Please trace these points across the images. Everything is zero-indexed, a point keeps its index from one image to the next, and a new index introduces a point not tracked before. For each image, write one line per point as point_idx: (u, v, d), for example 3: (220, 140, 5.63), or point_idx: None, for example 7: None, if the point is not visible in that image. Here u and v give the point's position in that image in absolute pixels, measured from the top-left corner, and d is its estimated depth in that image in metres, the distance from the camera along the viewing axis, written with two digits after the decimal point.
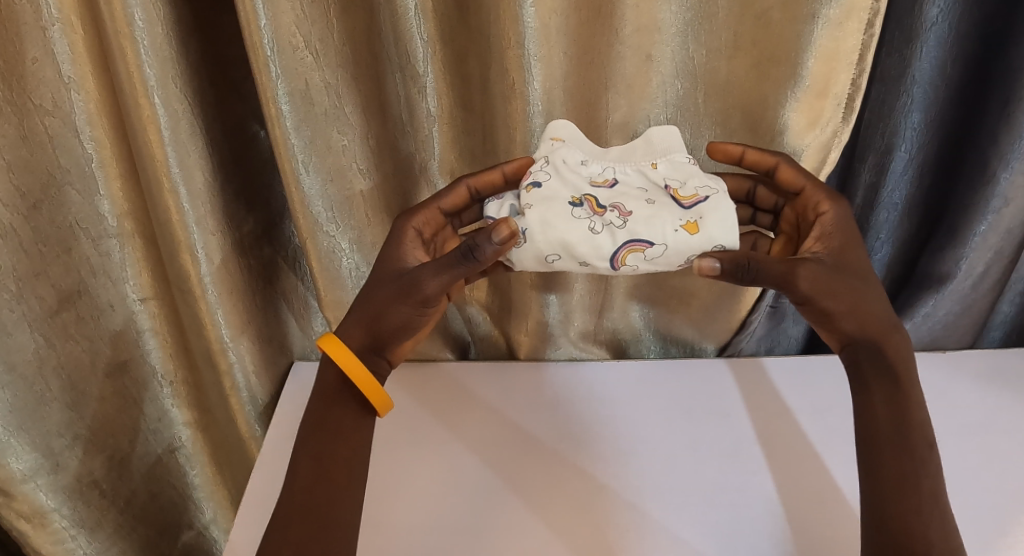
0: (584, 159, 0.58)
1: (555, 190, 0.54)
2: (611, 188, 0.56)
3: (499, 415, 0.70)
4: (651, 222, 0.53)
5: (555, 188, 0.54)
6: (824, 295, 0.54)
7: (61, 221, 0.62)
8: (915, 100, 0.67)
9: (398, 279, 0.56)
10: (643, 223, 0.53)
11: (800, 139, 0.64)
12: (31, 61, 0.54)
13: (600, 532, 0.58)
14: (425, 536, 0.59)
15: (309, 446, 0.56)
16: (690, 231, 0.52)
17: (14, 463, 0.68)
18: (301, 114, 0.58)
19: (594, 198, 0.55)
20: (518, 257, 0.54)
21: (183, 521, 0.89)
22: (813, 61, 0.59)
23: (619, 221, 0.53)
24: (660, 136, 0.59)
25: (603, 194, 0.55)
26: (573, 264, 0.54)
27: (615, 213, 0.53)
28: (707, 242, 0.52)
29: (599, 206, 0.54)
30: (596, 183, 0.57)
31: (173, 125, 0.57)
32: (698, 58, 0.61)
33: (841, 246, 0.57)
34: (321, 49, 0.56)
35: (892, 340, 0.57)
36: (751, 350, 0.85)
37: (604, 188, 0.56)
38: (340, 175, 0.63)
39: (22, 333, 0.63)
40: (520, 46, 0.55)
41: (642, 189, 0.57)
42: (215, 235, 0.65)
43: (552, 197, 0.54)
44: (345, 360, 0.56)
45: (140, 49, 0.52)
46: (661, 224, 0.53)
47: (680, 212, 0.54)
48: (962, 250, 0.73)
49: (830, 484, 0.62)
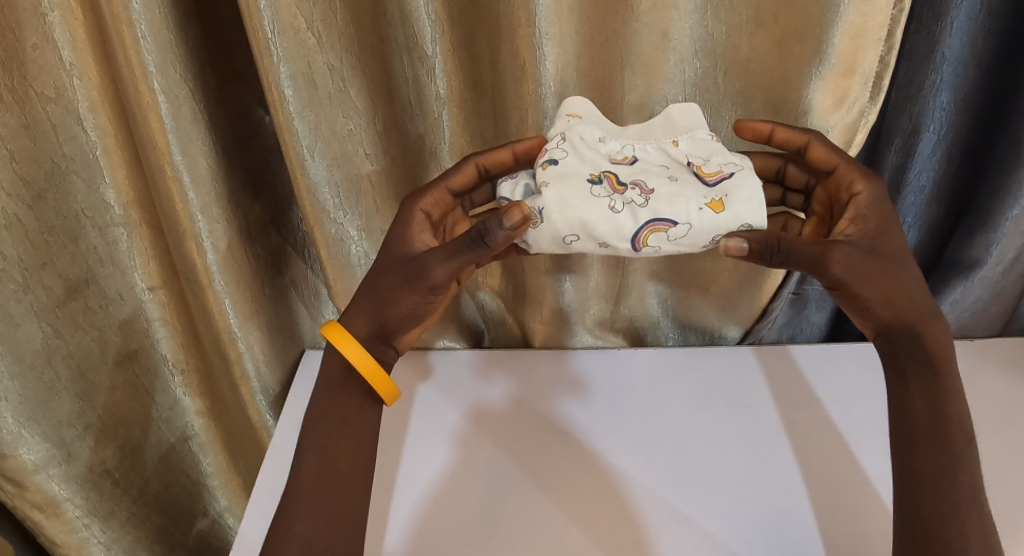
0: (602, 135, 0.56)
1: (573, 167, 0.52)
2: (630, 164, 0.54)
3: (515, 402, 0.69)
4: (674, 201, 0.50)
5: (572, 165, 0.52)
6: (857, 279, 0.52)
7: (65, 210, 0.61)
8: (944, 79, 0.64)
9: (403, 265, 0.54)
10: (666, 202, 0.50)
11: (825, 120, 0.61)
12: (31, 48, 0.53)
13: (617, 521, 0.57)
14: (434, 526, 0.58)
15: (316, 436, 0.55)
16: (719, 210, 0.50)
17: (26, 453, 0.67)
18: (305, 98, 0.57)
19: (613, 175, 0.52)
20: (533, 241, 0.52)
21: (197, 509, 0.89)
22: (839, 37, 0.57)
23: (641, 199, 0.51)
24: (681, 112, 0.57)
25: (624, 171, 0.53)
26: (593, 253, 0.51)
27: (636, 191, 0.51)
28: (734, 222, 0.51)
29: (619, 184, 0.52)
30: (615, 160, 0.54)
31: (175, 111, 0.56)
32: (717, 35, 0.59)
33: (876, 228, 0.54)
34: (324, 29, 0.54)
35: (927, 327, 0.54)
36: (772, 338, 0.83)
37: (625, 166, 0.54)
38: (347, 160, 0.62)
39: (30, 322, 0.62)
40: (531, 24, 0.54)
41: (664, 167, 0.54)
42: (221, 223, 0.64)
43: (570, 174, 0.51)
44: (349, 349, 0.54)
45: (138, 33, 0.51)
46: (687, 203, 0.50)
47: (705, 189, 0.51)
48: (993, 234, 0.69)
49: (859, 477, 0.60)
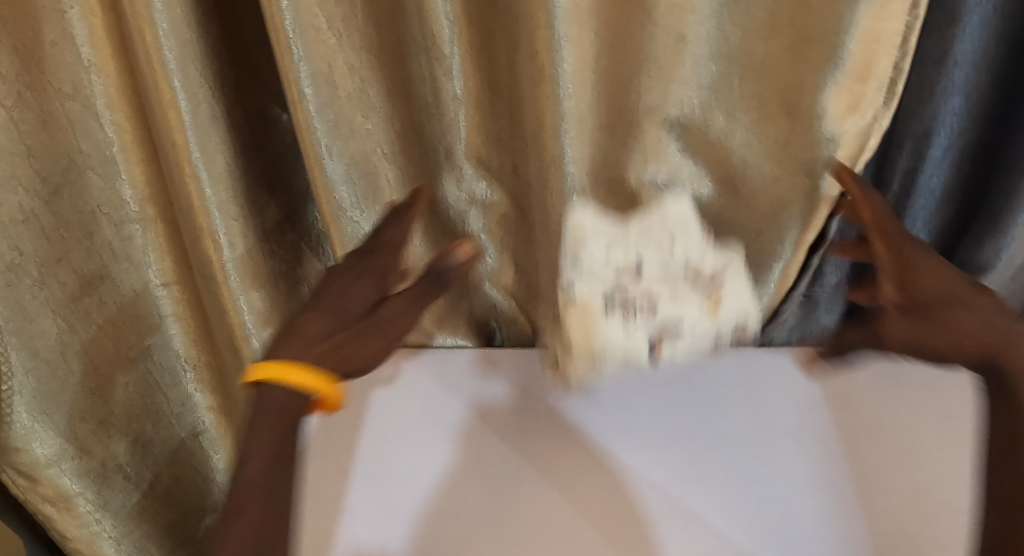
0: (607, 246, 0.65)
1: (603, 277, 0.65)
2: (636, 277, 0.64)
3: (519, 398, 0.70)
4: (679, 307, 0.64)
5: (602, 274, 0.65)
6: (923, 338, 0.55)
7: (82, 205, 0.62)
8: (955, 85, 0.65)
9: (327, 322, 0.55)
10: (671, 309, 0.64)
11: (839, 125, 0.61)
12: (50, 44, 0.53)
13: (630, 522, 0.58)
14: (447, 525, 0.58)
15: (260, 448, 0.52)
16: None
17: (39, 446, 0.68)
18: (324, 97, 0.57)
19: (626, 288, 0.64)
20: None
21: (206, 504, 0.88)
22: (855, 43, 0.57)
23: (648, 314, 0.64)
24: (675, 215, 0.65)
25: (633, 285, 0.64)
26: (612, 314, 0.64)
27: (644, 302, 0.64)
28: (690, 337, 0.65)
29: (630, 301, 0.64)
30: (622, 272, 0.64)
31: (193, 109, 0.56)
32: (733, 38, 0.59)
33: (907, 277, 0.57)
34: (343, 30, 0.56)
35: (1011, 354, 0.53)
36: (781, 340, 0.84)
37: (630, 279, 0.64)
38: (365, 160, 0.64)
39: (45, 317, 0.63)
40: (551, 26, 0.53)
41: (664, 274, 0.64)
42: (237, 220, 0.64)
43: (597, 281, 0.65)
44: (299, 374, 0.52)
45: (159, 31, 0.51)
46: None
47: (702, 301, 0.65)
48: (1003, 237, 0.71)
49: (868, 477, 0.61)
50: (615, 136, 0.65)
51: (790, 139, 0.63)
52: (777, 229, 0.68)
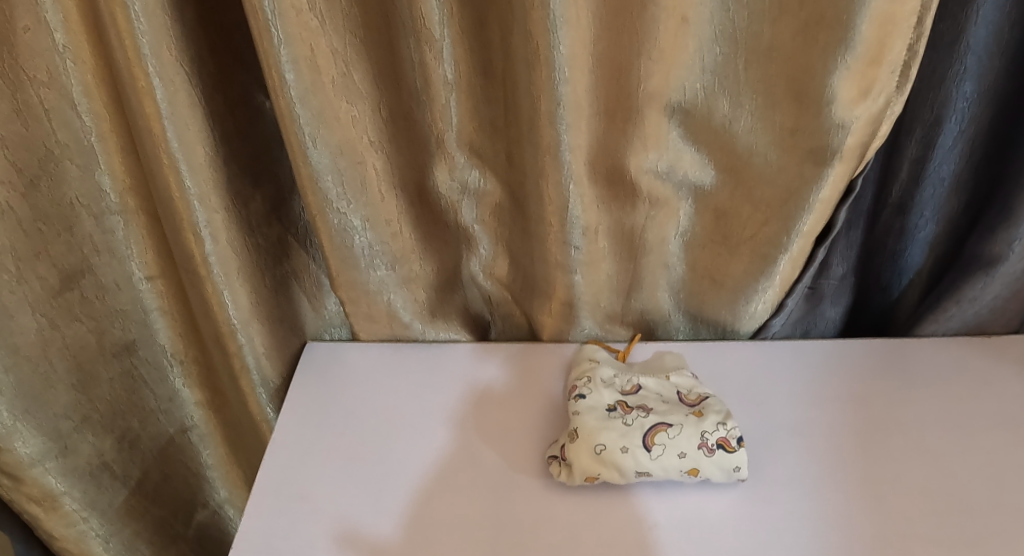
0: (614, 373, 0.67)
1: (598, 399, 0.63)
2: (636, 394, 0.64)
3: (509, 391, 0.69)
4: (671, 413, 0.61)
5: (597, 398, 0.63)
6: None
7: (59, 199, 0.59)
8: (968, 69, 0.62)
9: None
10: (663, 414, 0.61)
11: (849, 111, 0.57)
12: (23, 30, 0.51)
13: (629, 524, 0.56)
14: (439, 527, 0.56)
15: None
16: (708, 451, 0.57)
17: (22, 446, 0.64)
18: (308, 83, 0.54)
19: (624, 402, 0.63)
20: (571, 474, 0.58)
21: (197, 500, 0.87)
22: (868, 24, 0.52)
23: (643, 413, 0.61)
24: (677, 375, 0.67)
25: (631, 399, 0.63)
26: (634, 382, 0.66)
27: (640, 411, 0.61)
28: (705, 390, 0.66)
29: (627, 407, 0.62)
30: (624, 391, 0.65)
31: (170, 97, 0.53)
32: (739, 20, 0.56)
33: None
34: (327, 12, 0.53)
35: None
36: (783, 333, 0.81)
37: (631, 395, 0.64)
38: (351, 148, 0.60)
39: (25, 314, 0.60)
40: (546, 8, 0.50)
41: (661, 397, 0.64)
42: (219, 213, 0.61)
43: (595, 405, 0.62)
44: None
45: (132, 15, 0.48)
46: (681, 433, 0.58)
47: (686, 409, 0.62)
48: (1016, 229, 0.66)
49: (874, 477, 0.59)
50: (613, 123, 0.62)
51: (796, 125, 0.59)
52: (783, 220, 0.64)
